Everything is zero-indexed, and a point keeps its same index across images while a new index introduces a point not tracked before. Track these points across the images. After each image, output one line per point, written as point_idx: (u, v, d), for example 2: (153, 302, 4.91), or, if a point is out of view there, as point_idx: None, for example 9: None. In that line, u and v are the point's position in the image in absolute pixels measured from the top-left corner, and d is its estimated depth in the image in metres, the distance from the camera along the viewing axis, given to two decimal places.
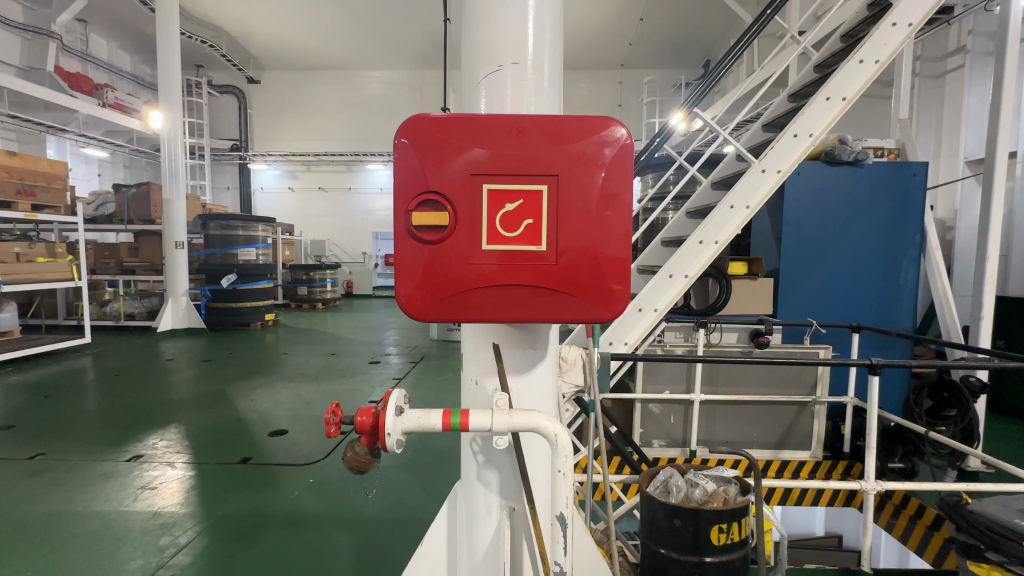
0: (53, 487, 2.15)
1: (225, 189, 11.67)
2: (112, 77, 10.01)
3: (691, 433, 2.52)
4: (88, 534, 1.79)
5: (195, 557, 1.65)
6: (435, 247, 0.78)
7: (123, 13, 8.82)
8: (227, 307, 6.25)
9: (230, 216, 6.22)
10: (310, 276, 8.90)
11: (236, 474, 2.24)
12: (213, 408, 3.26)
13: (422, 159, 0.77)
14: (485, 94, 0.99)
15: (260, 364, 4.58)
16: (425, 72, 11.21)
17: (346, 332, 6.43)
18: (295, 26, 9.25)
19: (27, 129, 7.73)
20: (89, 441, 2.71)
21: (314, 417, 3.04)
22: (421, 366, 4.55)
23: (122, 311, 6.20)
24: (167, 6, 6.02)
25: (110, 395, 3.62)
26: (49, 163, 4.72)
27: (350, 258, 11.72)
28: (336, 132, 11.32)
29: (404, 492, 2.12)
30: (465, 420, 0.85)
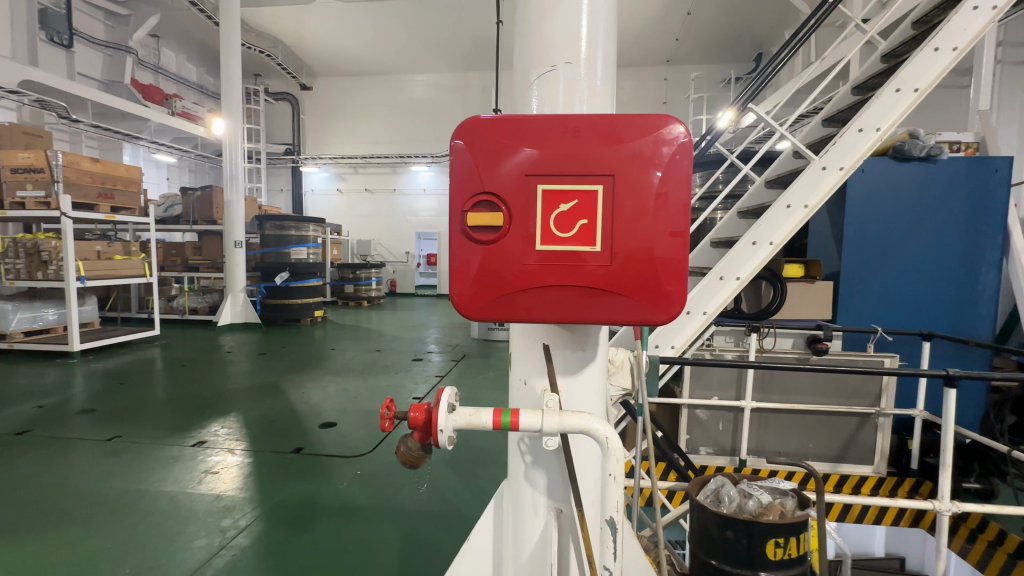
0: (130, 468, 2.33)
1: (280, 191, 12.28)
2: (181, 87, 10.74)
3: (742, 441, 2.43)
4: (159, 512, 1.92)
5: (253, 540, 1.74)
6: (488, 247, 0.79)
7: (190, 27, 9.47)
8: (281, 303, 6.56)
9: (285, 217, 6.55)
10: (356, 275, 9.21)
11: (290, 463, 2.35)
12: (268, 399, 3.44)
13: (476, 161, 0.78)
14: (537, 95, 0.99)
15: (310, 359, 4.77)
16: (469, 74, 11.36)
17: (389, 329, 6.62)
18: (345, 33, 9.58)
19: (106, 137, 8.40)
20: (159, 426, 2.92)
21: (361, 412, 3.14)
22: (463, 364, 4.61)
23: (187, 305, 6.60)
24: (230, 18, 6.39)
25: (176, 383, 3.88)
26: (126, 169, 5.09)
27: (394, 258, 12.02)
28: (383, 135, 11.68)
29: (449, 489, 2.15)
30: (516, 419, 0.85)
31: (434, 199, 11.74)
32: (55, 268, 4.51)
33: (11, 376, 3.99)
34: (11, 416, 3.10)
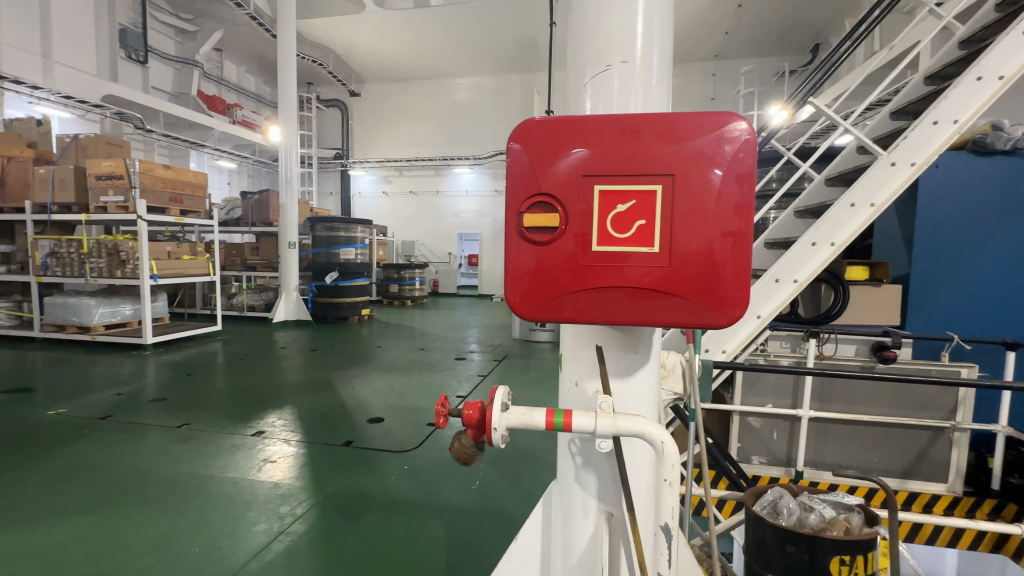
0: (198, 454, 2.50)
1: (330, 194, 12.82)
2: (242, 97, 11.40)
3: (798, 451, 2.31)
4: (224, 496, 2.05)
5: (308, 527, 1.82)
6: (543, 248, 0.79)
7: (250, 40, 10.05)
8: (330, 301, 6.83)
9: (335, 219, 6.82)
10: (401, 275, 9.47)
11: (341, 456, 2.45)
12: (320, 393, 3.59)
13: (532, 161, 0.79)
14: (591, 95, 0.99)
15: (357, 356, 4.94)
16: (511, 76, 11.43)
17: (432, 328, 6.74)
18: (392, 40, 9.86)
19: (175, 146, 9.02)
20: (222, 416, 3.11)
21: (407, 408, 3.22)
22: (505, 364, 4.63)
23: (245, 303, 6.97)
24: (287, 31, 6.75)
25: (236, 376, 4.13)
26: (193, 174, 5.46)
27: (437, 258, 12.25)
28: (427, 139, 11.97)
29: (493, 488, 2.17)
30: (569, 419, 0.85)
31: (476, 201, 11.88)
32: (131, 266, 4.90)
33: (93, 366, 4.36)
34: (94, 402, 3.39)
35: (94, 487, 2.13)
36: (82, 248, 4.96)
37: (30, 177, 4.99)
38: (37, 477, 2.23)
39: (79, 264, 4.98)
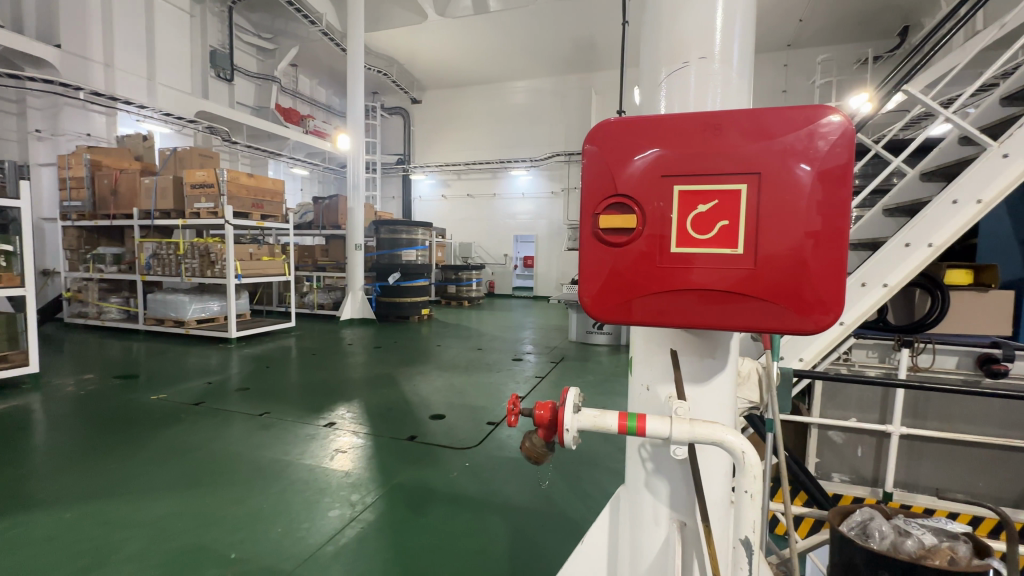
0: (278, 440, 2.69)
1: (392, 198, 13.38)
2: (314, 108, 12.15)
3: (886, 471, 2.13)
4: (301, 482, 2.20)
5: (377, 516, 1.91)
6: (620, 250, 0.79)
7: (322, 54, 10.72)
8: (393, 301, 7.12)
9: (397, 222, 7.10)
10: (459, 275, 9.70)
11: (406, 450, 2.54)
12: (384, 389, 3.75)
13: (608, 163, 0.79)
14: (665, 95, 0.97)
15: (418, 354, 5.11)
16: (569, 77, 11.36)
17: (488, 329, 6.85)
18: (453, 47, 10.10)
19: (256, 156, 9.77)
20: (297, 407, 3.33)
21: (468, 407, 3.29)
22: (561, 366, 4.61)
23: (315, 301, 7.42)
24: (355, 45, 7.12)
25: (308, 370, 4.40)
26: (272, 182, 5.89)
27: (493, 260, 12.40)
28: (484, 142, 12.20)
29: (554, 489, 2.17)
30: (642, 424, 0.84)
31: (532, 203, 11.90)
32: (219, 267, 5.37)
33: (187, 357, 4.81)
34: (189, 390, 3.74)
35: (191, 466, 2.35)
36: (179, 250, 5.50)
37: (137, 186, 5.58)
38: (144, 453, 2.50)
39: (176, 264, 5.53)
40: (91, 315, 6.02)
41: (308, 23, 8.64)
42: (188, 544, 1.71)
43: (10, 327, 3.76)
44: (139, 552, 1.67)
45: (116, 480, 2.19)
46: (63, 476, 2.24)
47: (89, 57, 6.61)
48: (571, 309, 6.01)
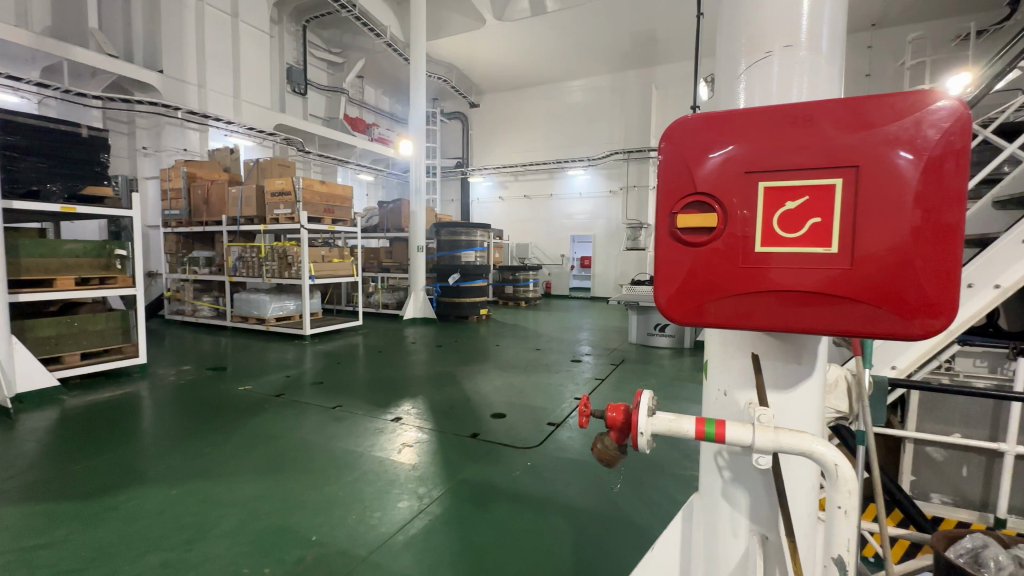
0: (349, 433, 2.85)
1: (452, 200, 13.75)
2: (378, 117, 12.75)
3: (997, 495, 1.90)
4: (371, 473, 2.31)
5: (443, 510, 1.97)
6: (700, 250, 0.77)
7: (386, 65, 11.19)
8: (453, 301, 7.31)
9: (457, 224, 7.28)
10: (516, 276, 9.80)
11: (468, 447, 2.60)
12: (446, 386, 3.86)
13: (686, 161, 0.77)
14: (744, 89, 0.93)
15: (477, 353, 5.21)
16: (628, 73, 11.12)
17: (545, 329, 6.85)
18: (510, 50, 10.20)
19: (327, 164, 10.39)
20: (366, 401, 3.51)
21: (528, 406, 3.32)
22: (622, 368, 4.51)
23: (380, 301, 7.77)
24: (418, 54, 7.37)
25: (375, 366, 4.62)
26: (342, 188, 6.23)
27: (549, 260, 12.37)
28: (542, 143, 12.23)
29: (617, 492, 2.13)
30: (722, 430, 0.81)
31: (589, 202, 11.74)
32: (296, 268, 5.76)
33: (267, 352, 5.21)
34: (270, 382, 4.05)
35: (273, 453, 2.54)
36: (261, 253, 5.96)
37: (225, 196, 6.11)
38: (235, 439, 2.74)
39: (258, 266, 5.99)
40: (187, 312, 6.67)
41: (374, 36, 9.06)
42: (274, 524, 1.86)
43: (123, 323, 4.24)
44: (232, 529, 1.82)
45: (211, 462, 2.42)
46: (167, 457, 2.50)
47: (186, 80, 7.36)
48: (631, 310, 5.88)
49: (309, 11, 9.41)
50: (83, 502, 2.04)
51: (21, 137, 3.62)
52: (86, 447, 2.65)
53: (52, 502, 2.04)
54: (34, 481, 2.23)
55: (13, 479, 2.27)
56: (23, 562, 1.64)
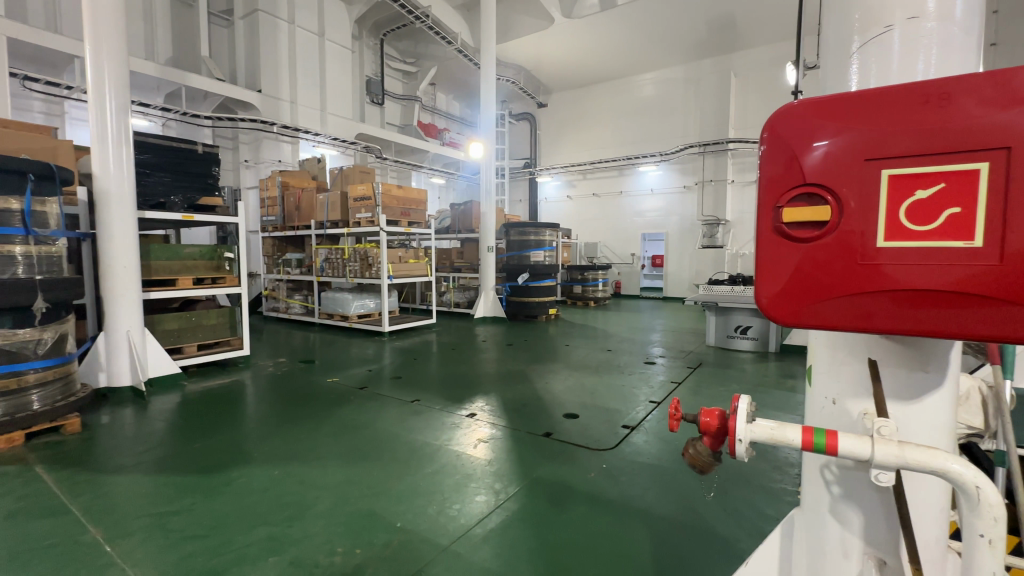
0: (427, 426, 2.97)
1: (520, 201, 13.92)
2: (449, 122, 13.19)
3: None
4: (448, 466, 2.39)
5: (519, 507, 1.99)
6: (809, 246, 0.71)
7: (457, 72, 11.53)
8: (522, 300, 7.38)
9: (526, 224, 7.34)
10: (585, 276, 9.70)
11: (543, 446, 2.61)
12: (517, 385, 3.90)
13: (792, 151, 0.72)
14: (856, 68, 0.86)
15: (547, 352, 5.22)
16: (703, 62, 10.60)
17: (615, 330, 6.72)
18: (579, 47, 10.10)
19: (402, 168, 10.92)
20: (441, 396, 3.64)
21: (601, 408, 3.26)
22: (700, 372, 4.31)
23: (452, 300, 8.03)
24: (488, 58, 7.51)
25: (448, 363, 4.78)
26: (417, 192, 6.51)
27: (619, 259, 12.07)
28: (610, 140, 11.99)
29: (697, 500, 2.04)
30: (833, 441, 0.75)
31: (661, 199, 11.32)
32: (376, 269, 6.11)
33: (351, 347, 5.57)
34: (354, 375, 4.33)
35: (359, 442, 2.71)
36: (344, 254, 6.38)
37: (314, 202, 6.60)
38: (325, 427, 2.96)
39: (342, 267, 6.42)
40: (281, 309, 7.31)
41: (446, 44, 9.36)
42: (362, 508, 1.98)
43: (230, 318, 4.71)
44: (326, 510, 1.97)
45: (307, 447, 2.63)
46: (269, 440, 2.75)
47: (280, 97, 8.09)
48: (708, 311, 5.60)
49: (386, 25, 9.98)
50: (202, 476, 2.30)
51: (151, 155, 4.16)
52: (203, 427, 3.00)
53: (178, 475, 2.32)
54: (164, 456, 2.56)
55: (147, 452, 2.61)
56: (159, 526, 1.88)
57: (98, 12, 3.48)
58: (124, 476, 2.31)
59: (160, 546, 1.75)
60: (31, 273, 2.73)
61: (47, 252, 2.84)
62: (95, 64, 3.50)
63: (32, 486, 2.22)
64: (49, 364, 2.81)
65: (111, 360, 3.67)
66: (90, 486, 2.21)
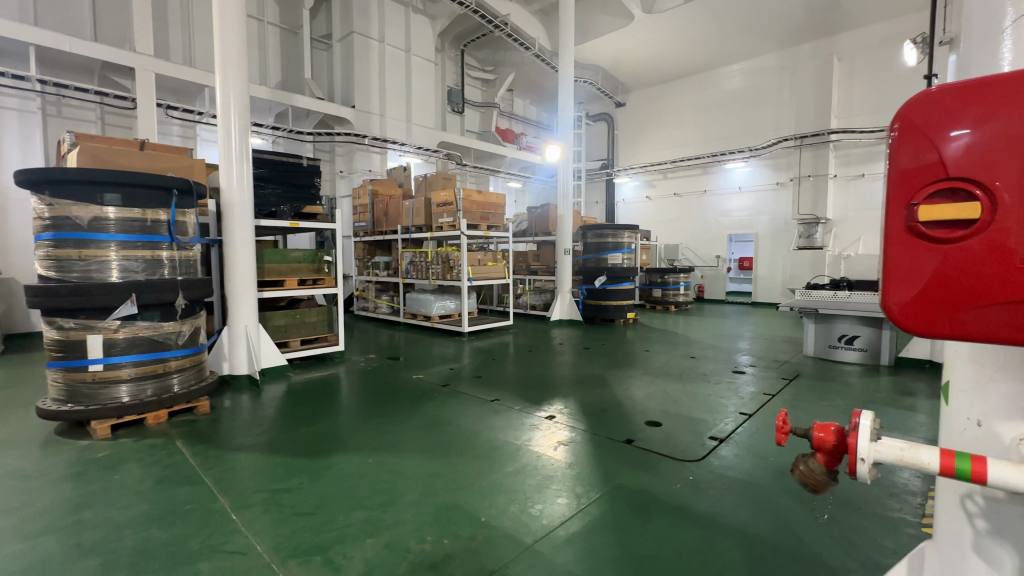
0: (507, 425, 3.03)
1: (596, 203, 13.75)
2: (526, 126, 13.36)
3: None
4: (529, 466, 2.42)
5: (602, 513, 1.97)
6: (950, 249, 0.65)
7: (535, 77, 11.64)
8: (599, 304, 7.28)
9: (604, 226, 7.21)
10: (665, 279, 9.35)
11: (624, 453, 2.55)
12: (595, 389, 3.86)
13: (927, 143, 0.68)
14: (1011, 42, 0.76)
15: (626, 357, 5.10)
16: (800, 47, 9.78)
17: (698, 336, 6.38)
18: (660, 43, 9.78)
19: (480, 173, 11.24)
20: (520, 397, 3.69)
21: (686, 417, 3.12)
22: (797, 384, 3.97)
23: (529, 302, 8.12)
24: (566, 60, 7.49)
25: (525, 364, 4.84)
26: (496, 196, 6.66)
27: (702, 262, 11.45)
28: (694, 136, 11.43)
29: (798, 522, 1.88)
30: (979, 468, 0.70)
31: (750, 197, 10.59)
32: (456, 271, 6.35)
33: (433, 346, 5.84)
34: (437, 373, 4.54)
35: (443, 437, 2.84)
36: (427, 257, 6.70)
37: (400, 208, 7.01)
38: (412, 421, 3.13)
39: (425, 270, 6.74)
40: (371, 309, 7.87)
41: (524, 50, 9.47)
42: (449, 500, 2.08)
43: (329, 316, 5.17)
44: (416, 500, 2.08)
45: (396, 439, 2.80)
46: (362, 430, 2.97)
47: (371, 111, 8.69)
48: (806, 319, 5.14)
49: (466, 36, 10.36)
50: (307, 459, 2.54)
51: (265, 169, 4.68)
52: (307, 415, 3.31)
53: (287, 456, 2.57)
54: (275, 438, 2.86)
55: (262, 435, 2.93)
56: (274, 500, 2.10)
57: (226, 46, 3.97)
58: (244, 454, 2.62)
59: (276, 518, 1.96)
60: (173, 274, 3.17)
61: (185, 257, 3.28)
62: (224, 92, 4.00)
63: (174, 457, 2.59)
64: (187, 352, 3.24)
65: (233, 351, 4.18)
66: (217, 461, 2.53)
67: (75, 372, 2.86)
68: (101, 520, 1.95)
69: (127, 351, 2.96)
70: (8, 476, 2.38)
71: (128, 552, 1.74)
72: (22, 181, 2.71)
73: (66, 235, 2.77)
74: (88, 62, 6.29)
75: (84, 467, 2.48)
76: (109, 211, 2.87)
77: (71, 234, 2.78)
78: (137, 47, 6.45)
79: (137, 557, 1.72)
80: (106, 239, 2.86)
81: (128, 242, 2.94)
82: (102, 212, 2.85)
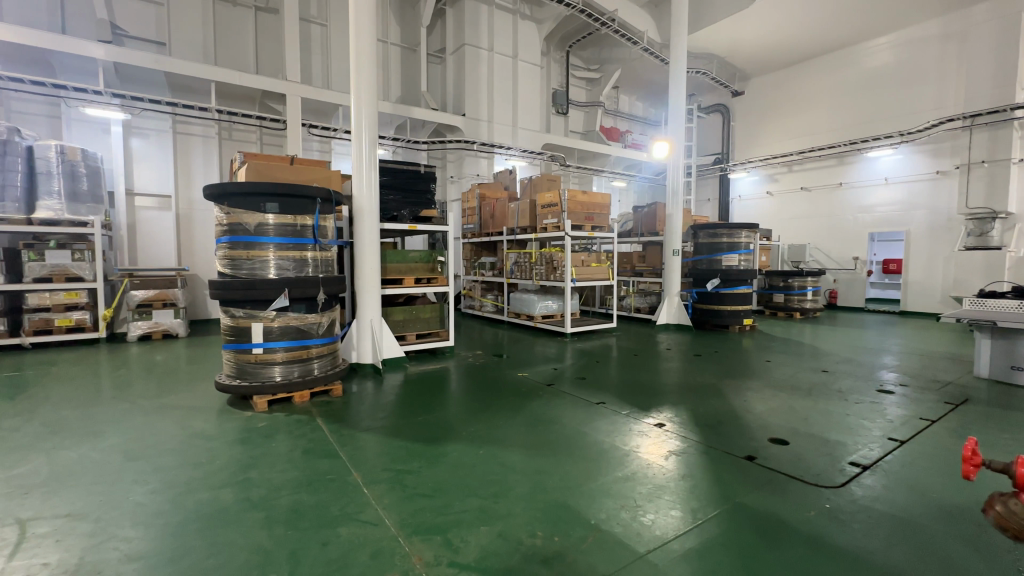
0: (613, 429, 2.98)
1: (708, 200, 12.90)
2: (632, 124, 12.97)
3: None
4: (640, 473, 2.35)
5: (721, 531, 1.85)
6: None
7: (642, 72, 11.26)
8: (711, 308, 6.83)
9: (718, 225, 6.72)
10: (788, 283, 8.46)
11: (746, 470, 2.36)
12: (707, 399, 3.62)
13: None
14: None
15: (743, 367, 4.70)
16: (972, 9, 8.21)
17: (831, 348, 5.65)
18: (785, 23, 8.89)
19: (584, 173, 11.16)
20: (625, 402, 3.59)
21: (819, 437, 2.79)
22: (965, 409, 3.34)
23: (633, 304, 7.87)
24: (678, 52, 7.14)
25: (631, 368, 4.70)
26: (602, 196, 6.56)
27: (836, 264, 10.15)
28: (827, 123, 10.20)
29: (971, 572, 1.59)
30: None
31: (900, 189, 9.14)
32: (560, 271, 6.38)
33: (535, 345, 5.92)
34: (540, 372, 4.60)
35: (549, 435, 2.88)
36: (531, 258, 6.81)
37: (506, 210, 7.23)
38: (519, 417, 3.22)
39: (529, 270, 6.87)
40: (478, 307, 8.24)
41: (632, 45, 9.20)
42: (557, 498, 2.10)
43: (440, 313, 5.50)
44: (525, 494, 2.14)
45: (504, 434, 2.90)
46: (472, 422, 3.12)
47: (480, 118, 9.08)
48: (978, 333, 4.27)
49: (572, 36, 10.39)
50: (424, 445, 2.73)
51: (388, 177, 5.12)
52: (422, 404, 3.57)
53: (407, 441, 2.80)
54: (396, 423, 3.12)
55: (384, 419, 3.22)
56: (397, 480, 2.30)
57: (360, 68, 4.44)
58: (371, 434, 2.90)
59: (400, 496, 2.14)
60: (316, 272, 3.61)
61: (325, 257, 3.72)
62: (358, 110, 4.46)
63: (315, 432, 2.95)
64: (325, 341, 3.68)
65: (360, 342, 4.64)
66: (349, 439, 2.84)
67: (243, 353, 3.40)
68: (264, 480, 2.30)
69: (281, 337, 3.44)
70: (196, 436, 2.91)
71: (284, 510, 2.03)
72: (209, 195, 3.30)
73: (239, 238, 3.30)
74: (252, 92, 7.43)
75: (248, 435, 2.94)
76: (269, 218, 3.36)
77: (242, 237, 3.31)
78: (289, 75, 7.46)
79: (291, 515, 2.00)
80: (266, 241, 3.35)
81: (282, 244, 3.41)
82: (264, 218, 3.35)
